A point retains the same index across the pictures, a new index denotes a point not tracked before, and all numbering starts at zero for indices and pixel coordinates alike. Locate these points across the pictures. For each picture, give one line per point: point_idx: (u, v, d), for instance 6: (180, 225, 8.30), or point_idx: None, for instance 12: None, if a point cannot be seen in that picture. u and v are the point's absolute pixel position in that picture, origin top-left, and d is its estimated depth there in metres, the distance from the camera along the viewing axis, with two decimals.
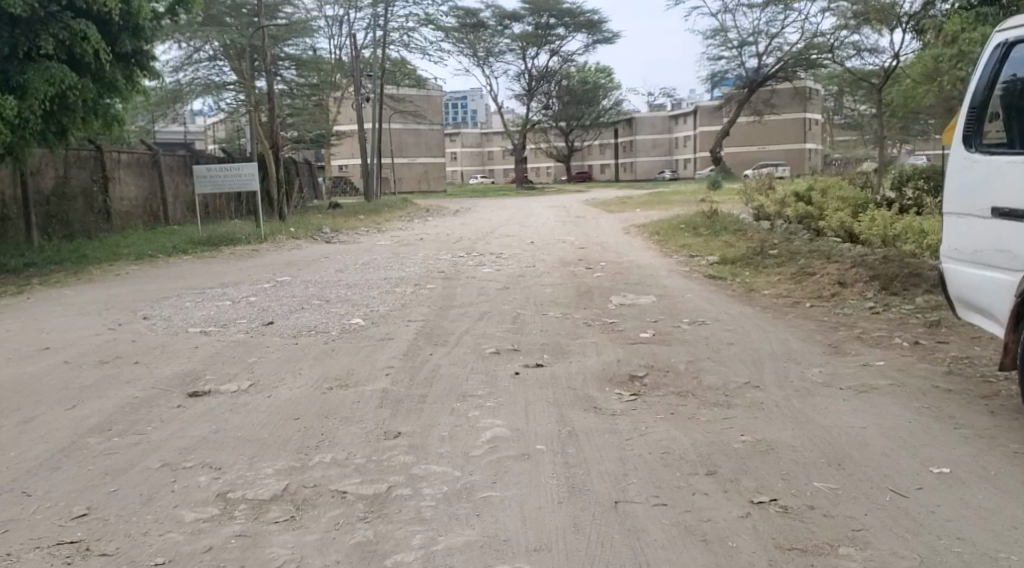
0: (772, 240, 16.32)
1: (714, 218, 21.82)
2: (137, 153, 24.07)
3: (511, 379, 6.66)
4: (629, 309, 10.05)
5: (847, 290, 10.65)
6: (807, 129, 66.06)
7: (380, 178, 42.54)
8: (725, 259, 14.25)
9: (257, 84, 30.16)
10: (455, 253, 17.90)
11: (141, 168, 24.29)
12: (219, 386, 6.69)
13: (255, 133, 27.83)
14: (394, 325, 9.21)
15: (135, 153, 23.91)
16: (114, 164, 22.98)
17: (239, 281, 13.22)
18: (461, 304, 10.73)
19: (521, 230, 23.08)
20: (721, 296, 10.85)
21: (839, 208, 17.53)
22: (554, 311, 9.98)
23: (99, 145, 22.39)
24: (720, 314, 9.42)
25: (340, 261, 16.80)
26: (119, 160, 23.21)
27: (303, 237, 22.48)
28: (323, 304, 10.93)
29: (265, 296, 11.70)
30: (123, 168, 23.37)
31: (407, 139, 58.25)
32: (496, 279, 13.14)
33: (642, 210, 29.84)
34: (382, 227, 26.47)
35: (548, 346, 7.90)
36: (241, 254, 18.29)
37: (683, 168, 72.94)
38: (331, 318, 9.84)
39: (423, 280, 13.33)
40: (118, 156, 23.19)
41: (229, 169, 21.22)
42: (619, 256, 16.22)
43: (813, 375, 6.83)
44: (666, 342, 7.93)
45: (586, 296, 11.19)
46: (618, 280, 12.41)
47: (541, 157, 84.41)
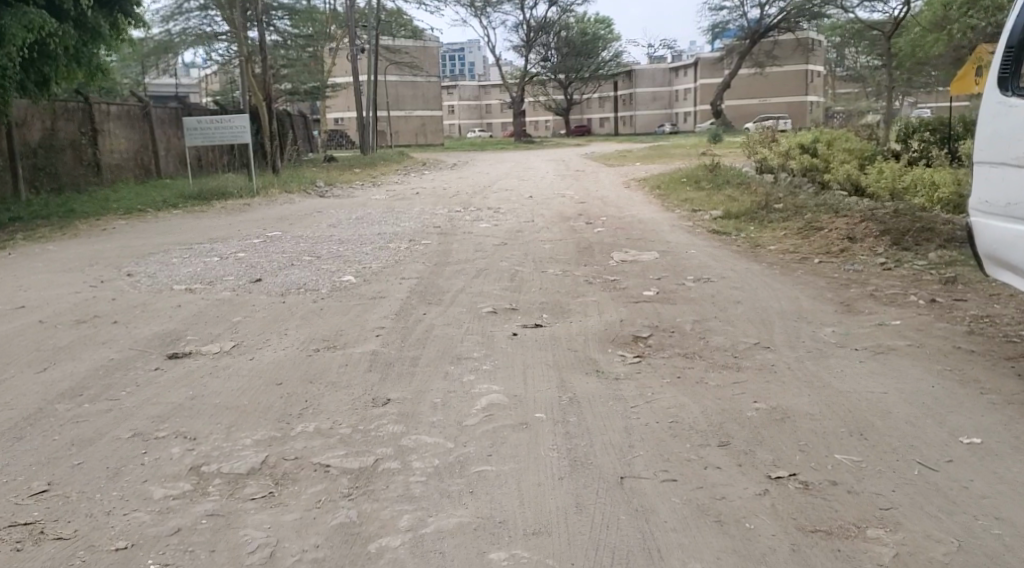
0: (777, 193, 15.94)
1: (716, 171, 21.41)
2: (126, 105, 23.51)
3: (508, 340, 6.32)
4: (631, 266, 9.70)
5: (856, 245, 10.30)
6: (809, 82, 65.26)
7: (376, 131, 41.95)
8: (729, 213, 13.89)
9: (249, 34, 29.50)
10: (451, 207, 17.52)
11: (131, 120, 23.78)
12: (201, 347, 6.35)
13: (247, 84, 27.25)
14: (387, 283, 8.87)
15: (124, 105, 23.36)
16: (103, 116, 22.45)
17: (229, 237, 12.86)
18: (457, 260, 10.38)
19: (520, 184, 22.67)
20: (726, 252, 10.51)
21: (845, 161, 17.13)
22: (552, 268, 9.64)
23: (87, 97, 21.87)
24: (725, 271, 9.08)
25: (334, 215, 16.41)
26: (108, 112, 22.68)
27: (296, 191, 22.06)
28: (313, 260, 10.58)
29: (254, 252, 11.35)
30: (112, 121, 22.84)
31: (403, 91, 57.45)
32: (493, 234, 12.78)
33: (642, 164, 29.37)
34: (378, 181, 26.04)
35: (546, 306, 7.56)
36: (233, 208, 17.89)
37: (683, 121, 72.18)
38: (322, 275, 9.50)
39: (418, 235, 12.97)
40: (107, 108, 22.66)
41: (220, 121, 20.71)
42: (620, 210, 15.84)
43: (825, 335, 6.50)
44: (670, 301, 7.59)
45: (585, 252, 10.83)
46: (618, 235, 12.04)
47: (540, 110, 83.51)
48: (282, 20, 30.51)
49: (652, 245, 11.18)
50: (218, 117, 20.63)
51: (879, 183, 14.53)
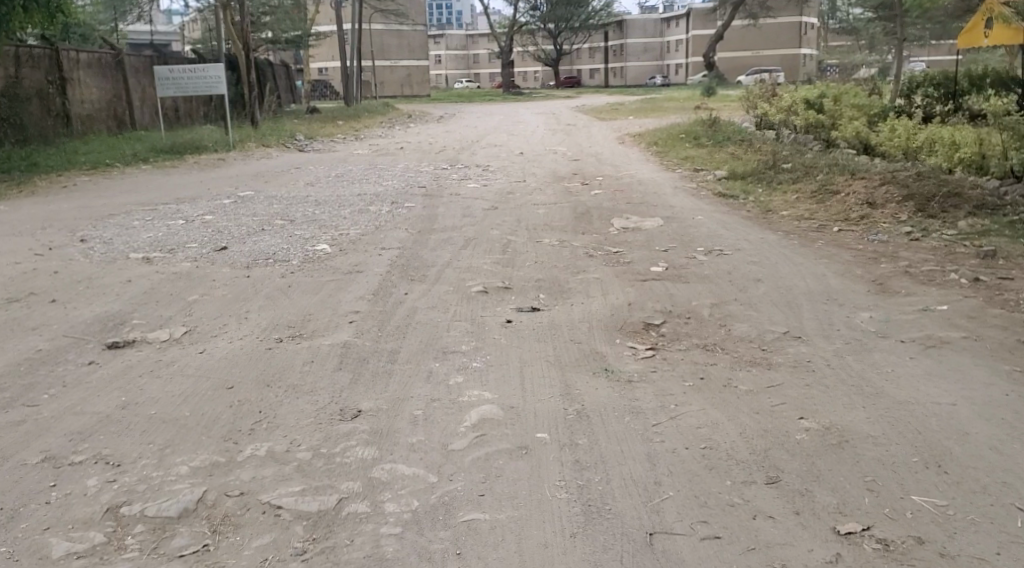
0: (781, 152, 15.13)
1: (715, 127, 20.49)
2: (97, 53, 22.28)
3: (501, 330, 5.51)
4: (633, 236, 8.85)
5: (877, 211, 9.49)
6: (803, 34, 64.12)
7: (361, 81, 40.66)
8: (734, 174, 13.04)
9: None
10: (438, 165, 16.61)
11: (103, 69, 22.61)
12: (147, 334, 5.49)
13: (225, 31, 26.06)
14: (365, 254, 8.00)
15: (95, 53, 22.15)
16: (72, 64, 21.25)
17: (197, 196, 11.98)
18: (443, 227, 9.51)
19: (510, 139, 21.69)
20: (736, 220, 9.67)
21: (853, 118, 16.25)
22: (548, 238, 8.79)
23: (54, 43, 20.71)
24: (739, 243, 8.25)
25: (313, 173, 15.45)
26: (77, 60, 21.48)
27: (275, 146, 21.05)
28: (287, 226, 9.69)
29: (223, 215, 10.50)
30: (82, 69, 21.64)
31: (389, 41, 55.93)
32: (482, 196, 11.90)
33: (636, 118, 28.39)
34: (361, 134, 25.01)
35: (543, 287, 6.74)
36: (206, 165, 16.90)
37: (674, 73, 70.88)
38: (295, 245, 8.62)
39: (401, 197, 12.07)
40: (76, 55, 21.45)
41: (193, 71, 19.59)
42: (616, 169, 15.04)
43: (862, 323, 5.70)
44: (681, 280, 6.77)
45: (582, 218, 9.98)
46: (617, 199, 11.18)
47: (528, 60, 81.88)
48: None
49: (654, 210, 10.32)
50: (192, 67, 19.54)
51: (892, 142, 13.70)
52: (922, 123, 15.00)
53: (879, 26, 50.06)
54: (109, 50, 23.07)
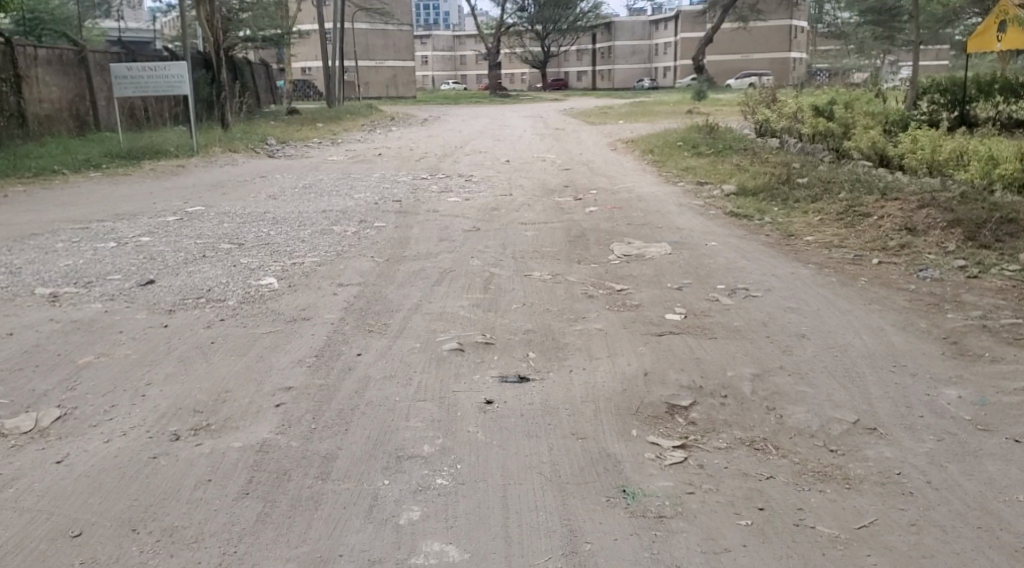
0: (790, 164, 13.90)
1: (714, 133, 19.19)
2: (58, 49, 20.82)
3: (479, 417, 4.12)
4: (638, 267, 7.50)
5: (920, 239, 8.18)
6: (793, 38, 62.97)
7: (342, 82, 39.25)
8: (743, 189, 11.75)
9: None
10: (417, 174, 15.30)
11: (65, 66, 21.10)
12: (1, 423, 4.09)
13: (198, 29, 24.61)
14: (316, 293, 6.62)
15: (55, 49, 20.68)
16: (29, 61, 19.78)
17: (139, 212, 10.62)
18: (413, 253, 8.14)
19: (496, 145, 20.43)
20: (757, 248, 8.32)
21: (866, 126, 15.02)
22: (538, 271, 7.42)
23: (9, 38, 19.19)
24: (768, 281, 6.89)
25: (278, 184, 14.06)
26: (35, 56, 19.99)
27: (242, 151, 19.64)
28: (234, 254, 8.33)
29: (162, 237, 9.19)
30: (41, 66, 20.18)
31: (374, 41, 54.51)
32: (464, 213, 10.56)
33: (625, 122, 27.10)
34: (338, 138, 23.64)
35: (533, 344, 5.35)
36: (162, 174, 15.49)
37: (662, 77, 69.71)
38: (235, 280, 7.23)
39: (370, 213, 10.69)
40: (34, 52, 19.99)
41: (154, 69, 18.13)
42: (611, 181, 13.76)
43: (951, 406, 4.37)
44: (706, 335, 5.41)
45: (576, 244, 8.61)
46: (616, 218, 9.82)
47: (516, 62, 80.67)
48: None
49: (659, 233, 8.97)
50: (154, 65, 18.10)
51: (914, 155, 12.49)
52: (945, 134, 13.77)
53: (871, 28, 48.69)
54: (71, 46, 21.55)
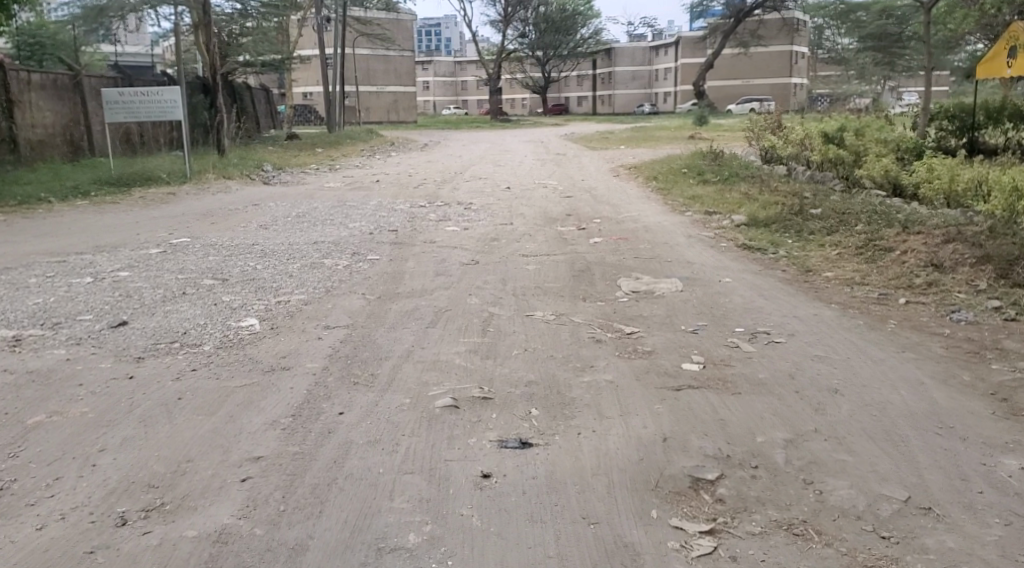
0: (801, 193, 13.45)
1: (719, 160, 18.72)
2: (52, 74, 20.42)
3: (474, 496, 3.69)
4: (649, 307, 6.96)
5: (948, 276, 7.66)
6: (794, 63, 62.69)
7: (342, 106, 38.93)
8: (754, 219, 11.24)
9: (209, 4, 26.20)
10: (414, 201, 14.83)
11: (59, 91, 20.69)
12: None
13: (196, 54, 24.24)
14: (300, 336, 6.10)
15: (49, 73, 20.28)
16: (22, 86, 19.37)
17: (121, 245, 10.12)
18: (408, 290, 7.62)
19: (497, 171, 19.97)
20: (776, 286, 7.78)
21: (878, 154, 14.58)
22: (541, 310, 6.87)
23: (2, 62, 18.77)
24: (790, 325, 6.35)
25: (270, 212, 13.57)
26: (28, 81, 19.59)
27: (237, 177, 19.17)
28: (215, 290, 7.82)
29: (142, 272, 8.69)
30: (35, 91, 19.77)
31: (375, 66, 54.32)
32: (462, 245, 10.05)
33: (628, 147, 26.69)
34: (336, 164, 23.20)
35: (536, 398, 4.81)
36: (152, 202, 15.01)
37: (663, 102, 69.62)
38: (214, 322, 6.71)
39: (363, 244, 10.15)
40: (27, 76, 19.59)
41: (147, 94, 17.67)
42: (615, 209, 13.29)
43: (1013, 480, 3.85)
44: (729, 390, 4.86)
45: (581, 279, 8.08)
46: (622, 251, 9.29)
47: (516, 86, 80.55)
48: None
49: (669, 268, 8.43)
50: (146, 90, 17.67)
51: (931, 184, 12.05)
52: (961, 162, 13.34)
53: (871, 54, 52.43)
54: (66, 71, 21.16)
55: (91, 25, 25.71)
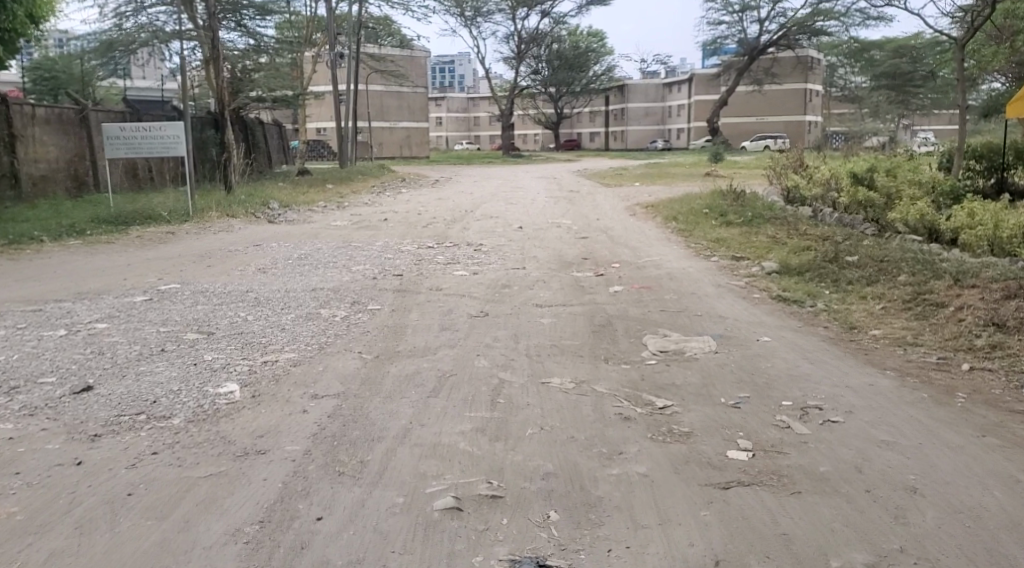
0: (831, 237, 12.71)
1: (741, 199, 17.96)
2: (58, 108, 19.89)
3: None
4: (681, 372, 6.16)
5: (1013, 337, 6.87)
6: (808, 101, 62.14)
7: (354, 141, 38.40)
8: (786, 267, 10.46)
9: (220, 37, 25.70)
10: (422, 242, 14.12)
11: (65, 125, 20.13)
12: None
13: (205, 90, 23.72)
14: (282, 408, 5.31)
15: (55, 107, 19.74)
16: (26, 120, 18.82)
17: (105, 292, 9.39)
18: (409, 347, 6.85)
19: (508, 209, 19.26)
20: (820, 348, 6.97)
21: (912, 197, 13.82)
22: (558, 375, 6.06)
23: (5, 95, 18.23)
24: (844, 398, 5.53)
25: (270, 254, 12.84)
26: (32, 115, 19.05)
27: (241, 215, 18.48)
28: (197, 347, 7.06)
29: (121, 324, 7.97)
30: (39, 126, 19.21)
31: (388, 103, 54.03)
32: (472, 292, 9.30)
33: (644, 184, 26.01)
34: (344, 201, 22.55)
35: (555, 496, 4.05)
36: (149, 243, 14.31)
37: (676, 138, 69.14)
38: (188, 387, 5.93)
39: (362, 291, 9.38)
40: (31, 110, 19.05)
41: (150, 130, 17.03)
42: (634, 253, 12.54)
43: None
44: (786, 488, 4.11)
45: (601, 336, 7.28)
46: (646, 302, 8.50)
47: (529, 121, 80.19)
48: (258, 20, 26.85)
49: (700, 324, 7.65)
50: (148, 125, 17.03)
51: (973, 230, 11.29)
52: (1001, 205, 12.60)
53: (885, 91, 52.46)
54: (72, 104, 20.62)
55: (101, 60, 25.29)
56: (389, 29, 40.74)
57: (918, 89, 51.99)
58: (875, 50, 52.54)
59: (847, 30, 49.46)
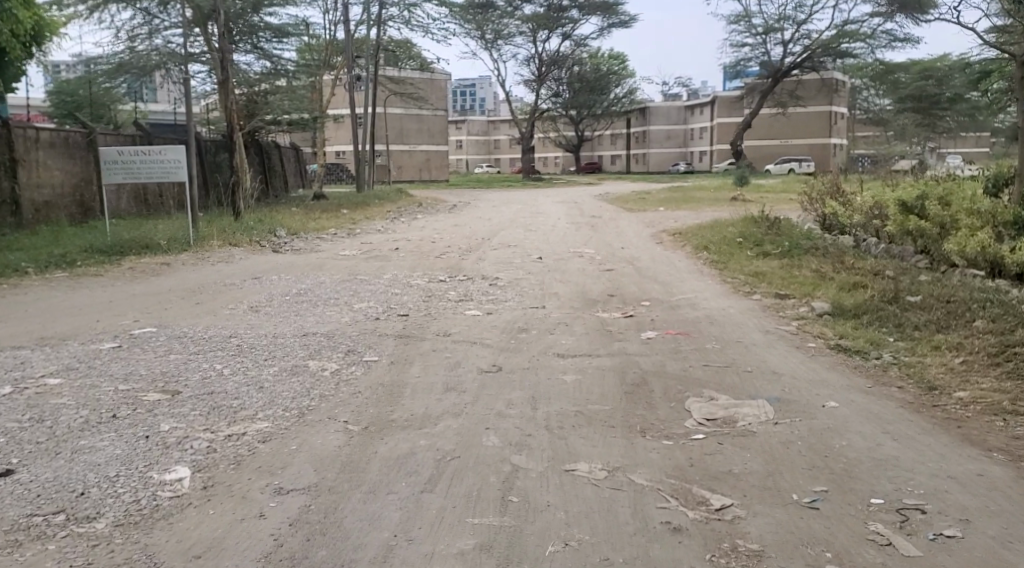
0: (883, 272, 11.52)
1: (775, 226, 16.79)
2: (63, 132, 19.02)
3: None
4: (736, 454, 5.02)
5: None
6: (834, 124, 60.54)
7: (371, 164, 37.50)
8: (840, 307, 9.25)
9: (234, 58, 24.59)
10: (434, 274, 13.04)
11: (71, 149, 19.27)
12: None
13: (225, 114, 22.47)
14: (234, 508, 4.26)
15: (60, 130, 18.90)
16: (29, 144, 17.92)
17: (74, 337, 8.33)
18: (406, 415, 5.70)
19: (527, 236, 18.16)
20: (902, 417, 5.77)
21: (970, 226, 12.59)
22: (584, 456, 4.91)
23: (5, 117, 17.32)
24: (952, 497, 4.39)
25: (268, 289, 11.76)
26: (36, 138, 18.17)
27: (245, 243, 17.47)
28: (156, 414, 5.93)
29: (79, 378, 6.87)
30: (42, 149, 18.32)
31: (407, 126, 53.22)
32: (485, 338, 8.18)
33: (668, 209, 24.86)
34: (356, 228, 21.54)
35: None
36: (141, 275, 13.28)
37: (698, 161, 68.02)
38: (129, 473, 4.81)
39: (360, 336, 8.24)
40: (35, 134, 18.16)
41: (152, 153, 15.93)
42: (666, 288, 11.40)
43: None
44: None
45: (636, 399, 6.12)
46: (684, 354, 7.32)
47: (550, 144, 79.26)
48: (275, 41, 25.76)
49: (752, 385, 6.46)
50: (148, 147, 15.97)
51: None
52: None
53: (911, 114, 51.27)
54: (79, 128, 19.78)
55: (114, 82, 24.23)
56: (409, 53, 39.94)
57: (945, 112, 50.75)
58: (900, 73, 51.57)
59: (873, 52, 48.27)
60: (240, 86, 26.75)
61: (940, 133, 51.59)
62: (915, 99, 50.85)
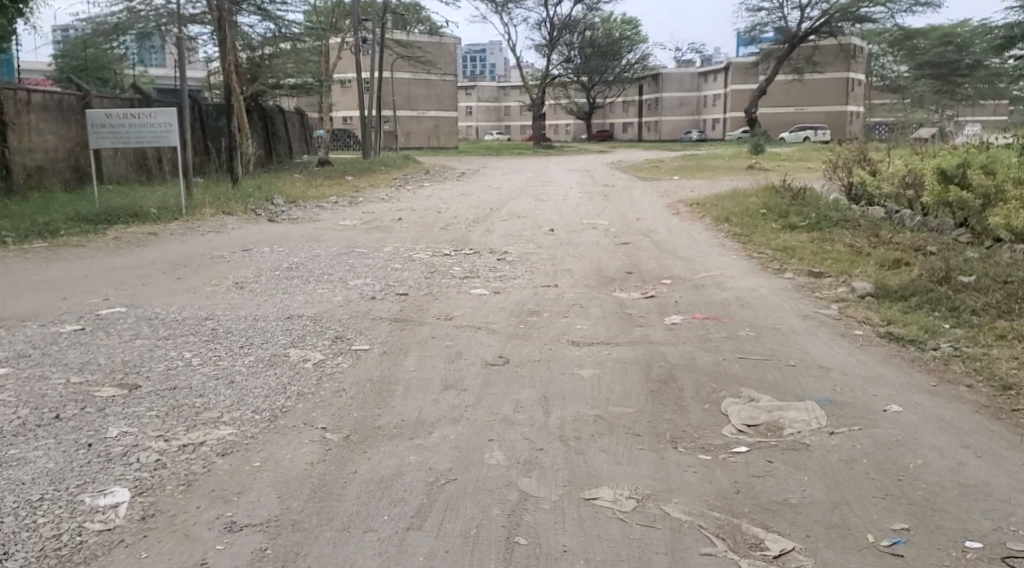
0: (925, 247, 10.60)
1: (800, 196, 15.84)
2: (56, 93, 18.09)
3: None
4: (790, 475, 4.17)
5: None
6: (850, 91, 58.76)
7: (378, 129, 36.46)
8: (884, 287, 8.34)
9: (238, 19, 23.44)
10: (437, 247, 12.16)
11: (64, 112, 18.35)
12: None
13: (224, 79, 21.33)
14: (173, 552, 3.51)
15: (53, 93, 17.97)
16: (19, 106, 16.97)
17: (34, 319, 7.47)
18: (397, 421, 4.83)
19: (537, 206, 17.23)
20: (980, 425, 4.90)
21: (1018, 199, 11.63)
22: (608, 478, 4.07)
23: None
24: None
25: (258, 263, 10.89)
26: (28, 101, 17.22)
27: (240, 212, 16.57)
28: (106, 415, 5.04)
29: (26, 369, 6.00)
30: (34, 112, 17.38)
31: (415, 91, 52.09)
32: (490, 322, 7.31)
33: (683, 177, 23.90)
34: (358, 196, 20.63)
35: None
36: (125, 246, 12.41)
37: (711, 129, 66.69)
38: (52, 495, 3.97)
39: (351, 320, 7.36)
40: (26, 96, 17.20)
41: (138, 116, 14.58)
42: (688, 264, 10.49)
43: None
44: None
45: (666, 399, 5.26)
46: (717, 344, 6.43)
47: (560, 110, 77.90)
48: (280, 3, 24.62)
49: (799, 383, 5.59)
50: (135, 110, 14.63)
51: None
52: None
53: (928, 81, 49.96)
54: (73, 90, 18.87)
55: (112, 44, 23.03)
56: (418, 17, 38.79)
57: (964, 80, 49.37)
58: (920, 39, 50.14)
59: (893, 17, 46.83)
60: (244, 50, 25.62)
61: (958, 100, 50.34)
62: (933, 66, 49.52)
